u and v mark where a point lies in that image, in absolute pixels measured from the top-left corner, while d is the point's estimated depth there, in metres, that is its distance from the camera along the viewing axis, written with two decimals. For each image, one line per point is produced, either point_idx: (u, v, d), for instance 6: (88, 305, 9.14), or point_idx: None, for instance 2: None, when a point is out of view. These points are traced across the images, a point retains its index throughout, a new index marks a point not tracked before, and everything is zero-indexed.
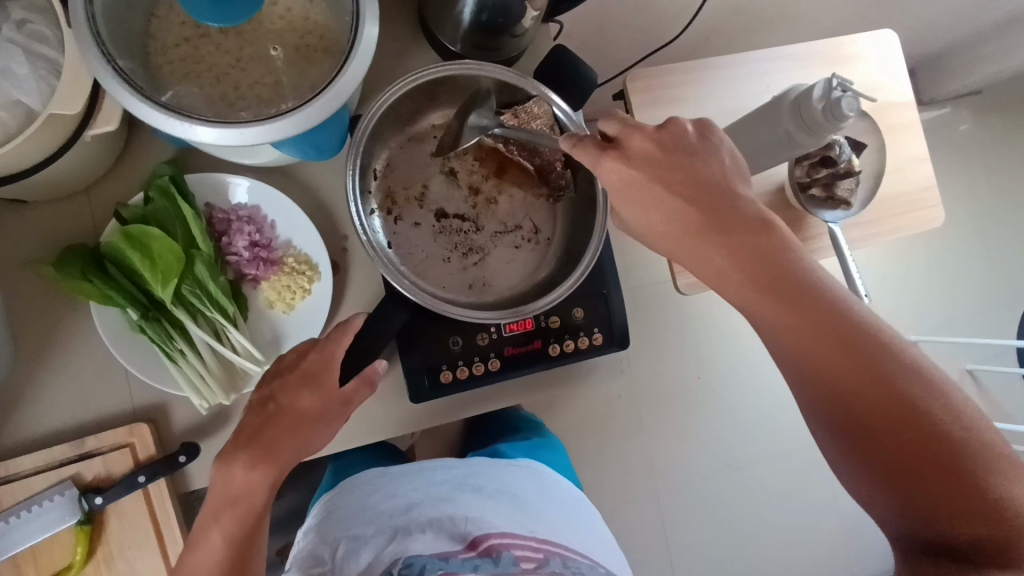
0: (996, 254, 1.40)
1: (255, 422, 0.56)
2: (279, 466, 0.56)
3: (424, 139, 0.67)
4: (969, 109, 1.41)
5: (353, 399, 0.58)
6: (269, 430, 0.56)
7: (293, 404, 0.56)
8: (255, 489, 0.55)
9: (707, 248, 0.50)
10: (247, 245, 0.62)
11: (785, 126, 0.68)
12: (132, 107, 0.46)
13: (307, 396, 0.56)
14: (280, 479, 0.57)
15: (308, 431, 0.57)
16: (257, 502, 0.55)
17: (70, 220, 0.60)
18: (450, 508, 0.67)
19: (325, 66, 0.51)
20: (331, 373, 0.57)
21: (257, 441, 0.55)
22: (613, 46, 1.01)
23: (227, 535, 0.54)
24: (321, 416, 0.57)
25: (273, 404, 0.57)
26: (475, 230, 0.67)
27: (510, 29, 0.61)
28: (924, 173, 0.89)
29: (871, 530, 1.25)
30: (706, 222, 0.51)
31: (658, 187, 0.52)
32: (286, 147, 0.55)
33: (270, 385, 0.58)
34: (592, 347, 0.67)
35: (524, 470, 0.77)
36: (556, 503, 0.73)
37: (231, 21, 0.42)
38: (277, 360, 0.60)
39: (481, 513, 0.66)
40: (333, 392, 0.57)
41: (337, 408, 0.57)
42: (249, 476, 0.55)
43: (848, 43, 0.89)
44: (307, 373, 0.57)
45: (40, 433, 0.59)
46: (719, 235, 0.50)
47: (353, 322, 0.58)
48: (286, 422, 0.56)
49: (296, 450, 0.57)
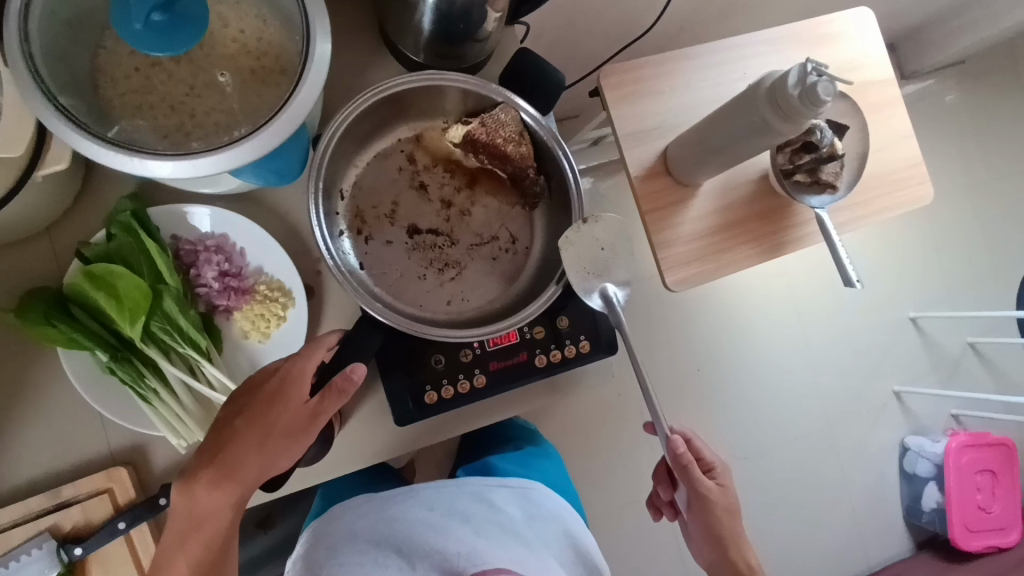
0: (991, 223, 1.39)
1: (216, 442, 0.56)
2: (240, 486, 0.55)
3: (392, 154, 0.65)
4: (953, 80, 1.40)
5: (321, 412, 0.54)
6: (228, 451, 0.55)
7: (263, 427, 0.54)
8: (218, 511, 0.55)
9: (718, 549, 0.73)
10: (216, 276, 0.60)
11: (761, 114, 0.66)
12: (80, 146, 0.44)
13: (278, 415, 0.54)
14: (246, 499, 0.56)
15: (277, 449, 0.55)
16: (221, 524, 0.56)
17: (31, 264, 0.58)
18: (440, 543, 0.66)
19: (280, 88, 0.49)
20: (298, 389, 0.55)
21: (215, 463, 0.55)
22: (586, 42, 0.99)
23: (194, 559, 0.56)
24: (290, 433, 0.54)
25: (238, 421, 0.55)
26: (450, 244, 0.65)
27: (471, 35, 0.60)
28: (910, 150, 0.87)
29: (883, 510, 1.29)
30: (727, 540, 0.72)
31: (727, 497, 0.71)
32: (245, 174, 0.53)
33: (241, 400, 0.57)
34: (579, 355, 0.65)
35: (517, 496, 0.74)
36: (536, 526, 0.72)
37: (173, 51, 0.40)
38: (249, 379, 0.58)
39: (473, 547, 0.66)
40: (301, 407, 0.55)
41: (306, 422, 0.55)
42: (211, 498, 0.54)
43: (824, 22, 0.87)
44: (273, 395, 0.55)
45: (14, 486, 0.57)
46: (731, 550, 0.73)
47: (325, 339, 0.57)
48: (253, 439, 0.54)
49: (259, 470, 0.55)
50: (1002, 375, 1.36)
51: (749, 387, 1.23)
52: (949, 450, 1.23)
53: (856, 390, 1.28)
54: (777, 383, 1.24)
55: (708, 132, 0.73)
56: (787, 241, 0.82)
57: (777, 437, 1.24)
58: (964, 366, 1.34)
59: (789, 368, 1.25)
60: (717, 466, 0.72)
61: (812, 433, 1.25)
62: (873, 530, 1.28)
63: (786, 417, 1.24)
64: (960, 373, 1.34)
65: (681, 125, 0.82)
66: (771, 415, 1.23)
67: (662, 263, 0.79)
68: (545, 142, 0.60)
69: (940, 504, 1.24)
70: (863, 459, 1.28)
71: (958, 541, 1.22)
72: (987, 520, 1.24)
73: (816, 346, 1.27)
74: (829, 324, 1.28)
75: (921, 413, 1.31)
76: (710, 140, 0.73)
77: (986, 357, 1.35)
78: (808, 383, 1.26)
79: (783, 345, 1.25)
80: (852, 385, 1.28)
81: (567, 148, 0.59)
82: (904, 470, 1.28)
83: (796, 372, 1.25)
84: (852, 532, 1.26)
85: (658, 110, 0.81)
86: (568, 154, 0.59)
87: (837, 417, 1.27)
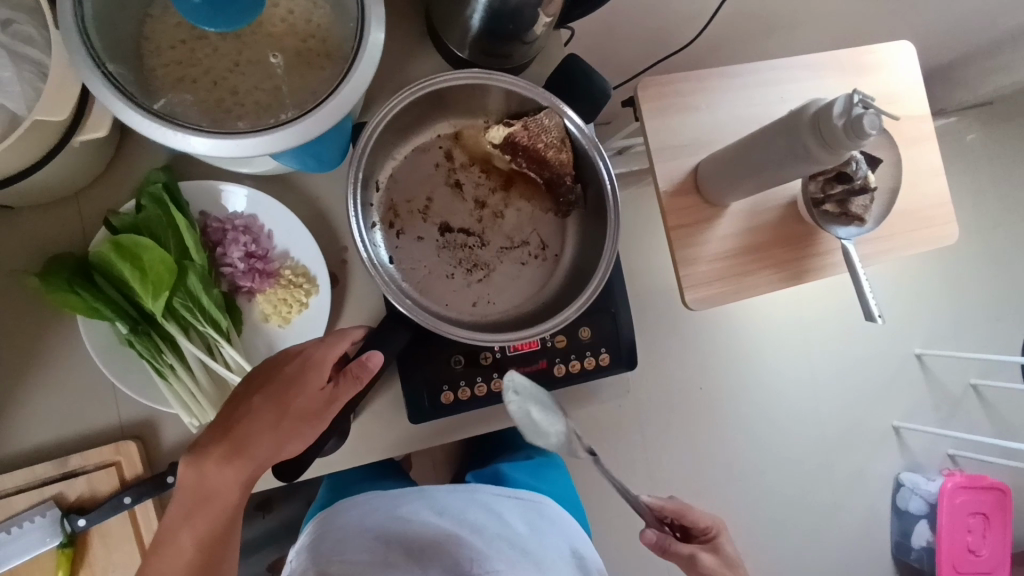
0: (1004, 266, 1.39)
1: (230, 418, 0.53)
2: (253, 464, 0.53)
3: (430, 149, 0.65)
4: (977, 120, 1.40)
5: (338, 397, 0.55)
6: (243, 427, 0.53)
7: (281, 406, 0.53)
8: (227, 487, 0.53)
9: None
10: (242, 256, 0.59)
11: (803, 141, 0.65)
12: (124, 115, 0.44)
13: (297, 397, 0.54)
14: (255, 478, 0.54)
15: (291, 431, 0.54)
16: (230, 501, 0.54)
17: (57, 228, 0.58)
18: (450, 546, 0.68)
19: (327, 73, 0.48)
20: (318, 374, 0.55)
21: (228, 437, 0.52)
22: (623, 48, 0.98)
23: (198, 537, 0.53)
24: (306, 418, 0.54)
25: (256, 399, 0.53)
26: (480, 245, 0.64)
27: (520, 36, 0.59)
28: (940, 188, 0.87)
29: (874, 543, 1.28)
30: None
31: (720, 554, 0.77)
32: (284, 157, 0.52)
33: (258, 379, 0.55)
34: (599, 367, 0.65)
35: (527, 509, 0.76)
36: (544, 540, 0.72)
37: (228, 25, 0.39)
38: (267, 359, 0.56)
39: (485, 553, 0.67)
40: (317, 393, 0.54)
41: (321, 408, 0.55)
42: (221, 474, 0.52)
43: (866, 52, 0.87)
44: (292, 378, 0.54)
45: (21, 451, 0.56)
46: None
47: (349, 332, 0.57)
48: (268, 417, 0.53)
49: (272, 450, 0.53)
50: (1001, 419, 1.36)
51: (752, 410, 1.22)
52: (946, 489, 1.23)
53: (857, 420, 1.28)
54: (781, 409, 1.24)
55: (745, 154, 0.72)
56: (810, 269, 0.81)
57: (776, 462, 1.23)
58: (965, 406, 1.34)
59: (794, 395, 1.24)
60: (711, 529, 0.79)
61: (809, 459, 1.25)
62: (865, 562, 1.28)
63: (786, 444, 1.24)
64: (960, 413, 1.34)
65: (716, 144, 0.81)
66: (772, 441, 1.23)
67: (684, 281, 0.79)
68: (585, 149, 0.59)
69: (930, 543, 1.24)
70: (858, 491, 1.28)
71: None
72: (977, 563, 1.23)
73: (822, 375, 1.26)
74: (837, 354, 1.27)
75: (919, 449, 1.30)
76: (747, 164, 0.72)
77: (987, 399, 1.35)
78: (811, 412, 1.25)
79: (790, 371, 1.24)
80: (854, 417, 1.27)
81: (607, 157, 0.58)
82: (897, 506, 1.28)
83: (800, 399, 1.25)
84: (842, 564, 1.26)
85: (693, 126, 0.81)
86: (609, 165, 0.58)
87: (838, 446, 1.27)
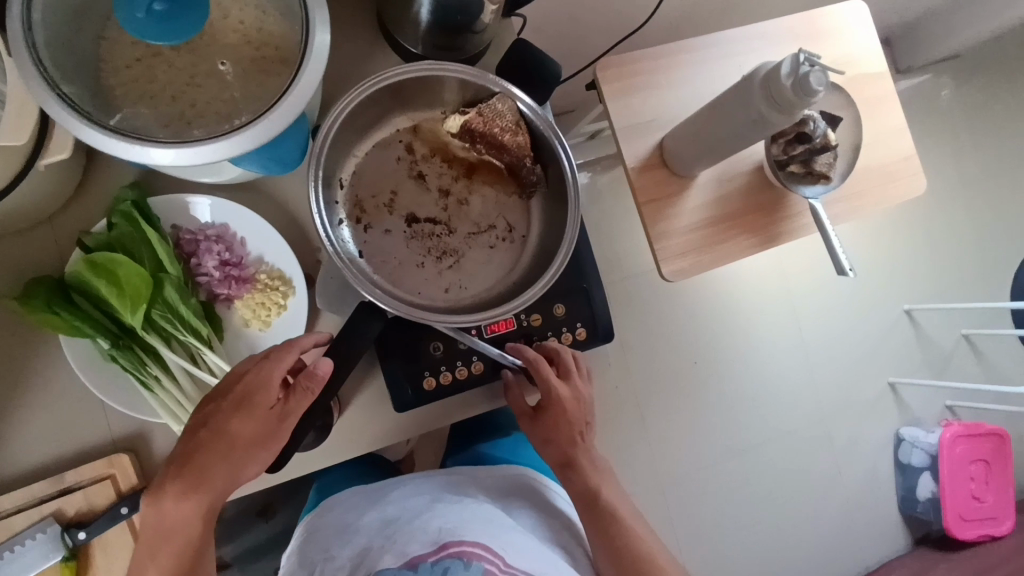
0: (985, 218, 1.40)
1: (186, 450, 0.55)
2: (209, 495, 0.55)
3: (391, 144, 0.66)
4: (948, 75, 1.41)
5: (290, 413, 0.56)
6: (197, 460, 0.55)
7: (229, 432, 0.55)
8: (188, 520, 0.55)
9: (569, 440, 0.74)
10: (217, 264, 0.60)
11: (755, 106, 0.67)
12: (83, 133, 0.45)
13: (243, 421, 0.55)
14: (216, 507, 0.57)
15: (243, 458, 0.55)
16: (193, 535, 0.56)
17: (34, 252, 0.59)
18: (415, 518, 0.69)
19: (281, 77, 0.49)
20: (266, 394, 0.55)
21: (183, 474, 0.55)
22: (584, 34, 0.99)
23: (166, 570, 0.55)
24: (255, 442, 0.55)
25: (204, 431, 0.55)
26: (448, 232, 0.66)
27: (470, 26, 0.60)
28: (903, 143, 0.88)
29: (879, 500, 1.30)
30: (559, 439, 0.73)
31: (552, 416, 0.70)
32: (247, 162, 0.54)
33: (204, 411, 0.56)
34: (576, 342, 0.68)
35: (511, 485, 0.77)
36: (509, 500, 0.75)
37: (177, 37, 0.40)
38: (218, 385, 0.58)
39: (446, 516, 0.68)
40: (266, 412, 0.56)
41: (274, 426, 0.56)
42: (182, 505, 0.55)
43: (820, 16, 0.88)
44: (240, 402, 0.55)
45: (17, 471, 0.58)
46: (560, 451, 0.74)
47: (296, 342, 0.57)
48: (217, 448, 0.55)
49: (229, 476, 0.55)
50: (993, 368, 1.37)
51: (745, 380, 1.24)
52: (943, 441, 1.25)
53: (851, 381, 1.29)
54: (772, 376, 1.25)
55: (706, 123, 0.73)
56: (782, 233, 0.83)
57: (774, 428, 1.25)
58: (956, 358, 1.35)
59: (785, 361, 1.26)
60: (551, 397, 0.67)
61: (805, 424, 1.26)
62: (871, 520, 1.29)
63: (781, 410, 1.25)
64: (950, 365, 1.35)
65: (678, 119, 0.83)
66: (765, 408, 1.24)
67: (658, 255, 0.80)
68: (542, 131, 0.60)
69: (934, 493, 1.25)
70: (858, 450, 1.29)
71: (953, 529, 1.24)
72: (980, 510, 1.26)
73: (812, 338, 1.28)
74: (825, 316, 1.29)
75: (914, 404, 1.32)
76: (708, 132, 0.73)
77: (978, 349, 1.37)
78: (804, 376, 1.26)
79: (779, 338, 1.26)
80: (848, 378, 1.29)
81: (564, 139, 0.59)
82: (899, 461, 1.29)
83: (792, 364, 1.26)
84: (848, 522, 1.28)
85: (655, 103, 0.82)
86: (565, 145, 0.60)
87: (835, 408, 1.28)
